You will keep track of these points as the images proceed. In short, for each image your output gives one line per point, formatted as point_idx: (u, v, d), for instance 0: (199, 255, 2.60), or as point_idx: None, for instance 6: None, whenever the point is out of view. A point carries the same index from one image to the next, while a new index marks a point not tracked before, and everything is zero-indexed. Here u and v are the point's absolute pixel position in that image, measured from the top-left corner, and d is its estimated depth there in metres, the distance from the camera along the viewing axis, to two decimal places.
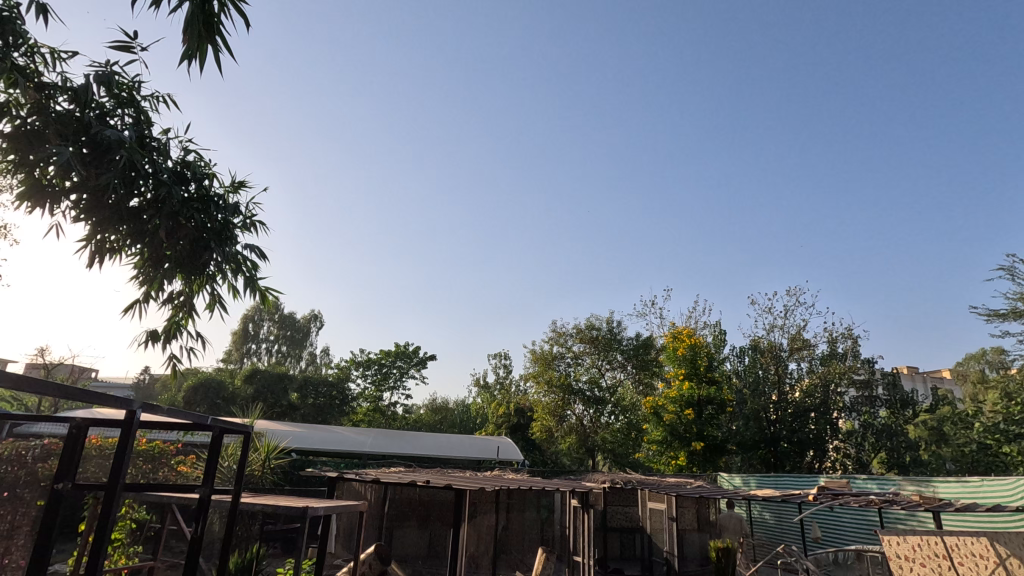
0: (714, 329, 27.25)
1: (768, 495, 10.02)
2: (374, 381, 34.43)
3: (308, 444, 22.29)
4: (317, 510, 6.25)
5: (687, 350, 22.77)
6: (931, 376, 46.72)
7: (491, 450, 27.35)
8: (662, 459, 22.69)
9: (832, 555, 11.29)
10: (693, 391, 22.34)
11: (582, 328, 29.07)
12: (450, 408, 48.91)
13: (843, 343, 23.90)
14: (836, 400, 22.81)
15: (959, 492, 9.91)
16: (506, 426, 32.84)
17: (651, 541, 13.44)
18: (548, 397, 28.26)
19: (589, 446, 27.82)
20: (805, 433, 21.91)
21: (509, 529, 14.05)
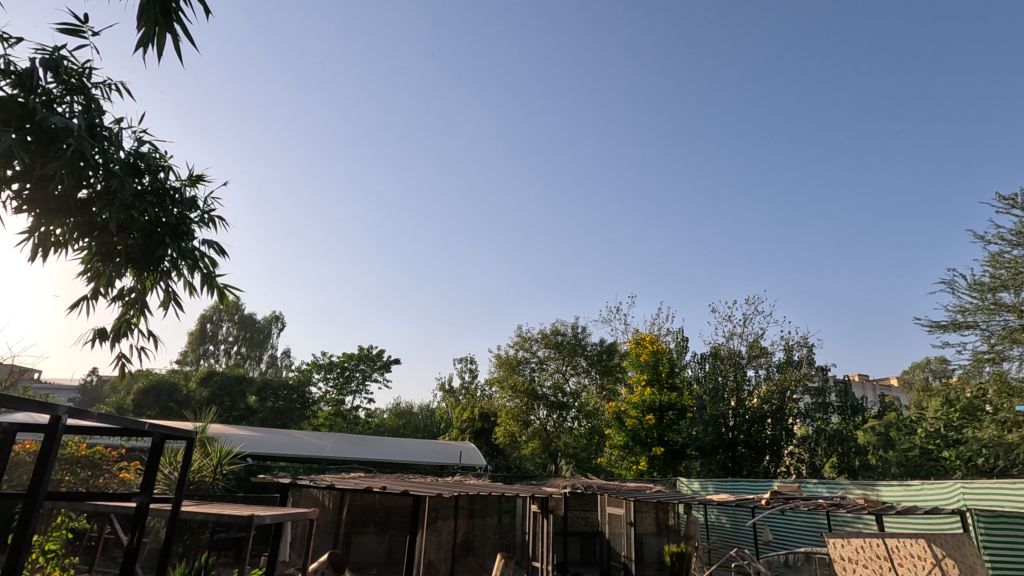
0: (676, 336, 27.81)
1: (723, 500, 10.21)
2: (336, 385, 33.77)
3: (264, 449, 21.67)
4: (264, 519, 6.01)
5: (649, 356, 23.17)
6: (881, 384, 48.60)
7: (454, 455, 27.14)
8: (624, 463, 22.94)
9: (784, 558, 11.53)
10: (655, 396, 22.62)
11: (548, 333, 29.27)
12: (416, 412, 48.42)
13: (799, 351, 24.73)
14: (792, 406, 23.53)
15: (901, 496, 10.32)
16: (471, 431, 32.84)
17: (609, 546, 13.56)
18: (512, 402, 28.30)
19: (552, 451, 27.91)
20: (762, 438, 22.51)
21: (470, 535, 13.86)
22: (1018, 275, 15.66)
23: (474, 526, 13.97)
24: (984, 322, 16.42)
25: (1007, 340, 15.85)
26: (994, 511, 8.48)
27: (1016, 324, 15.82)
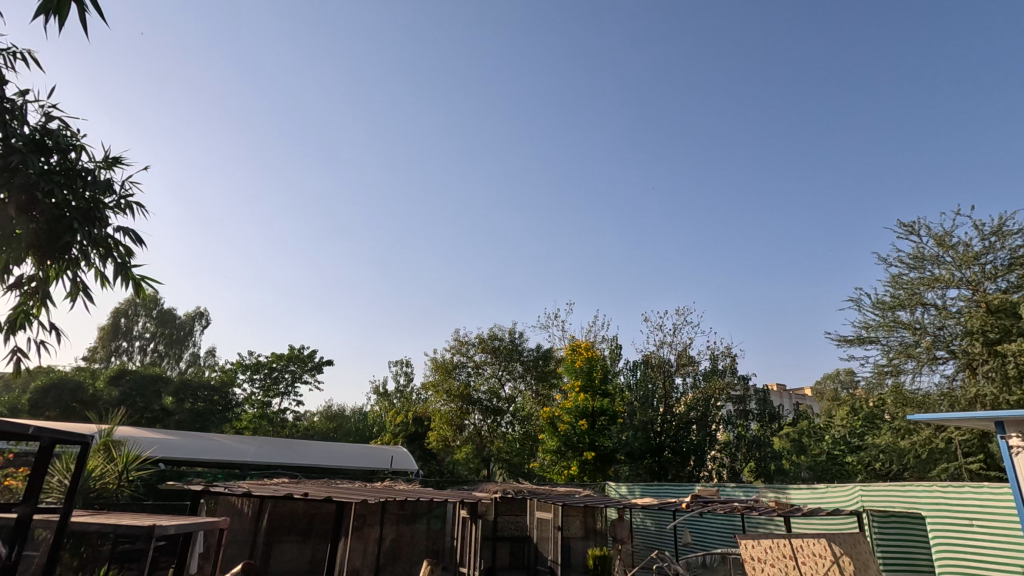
0: (611, 343, 28.50)
1: (647, 503, 10.50)
2: (262, 386, 32.22)
3: (178, 453, 20.31)
4: (166, 529, 5.61)
5: (584, 362, 23.59)
6: (797, 394, 51.83)
7: (385, 459, 26.51)
8: (556, 468, 23.20)
9: (701, 559, 12.12)
10: (588, 402, 23.12)
11: (485, 337, 29.27)
12: (348, 416, 47.00)
13: (723, 360, 26.00)
14: (716, 413, 24.61)
15: (808, 498, 11.01)
16: (403, 435, 32.27)
17: (537, 551, 13.69)
18: (446, 406, 28.02)
19: (485, 455, 27.88)
20: (687, 444, 23.36)
21: (399, 542, 13.52)
22: (913, 295, 17.21)
23: (402, 533, 13.66)
24: (884, 338, 17.88)
25: (903, 354, 17.36)
26: (886, 512, 9.21)
27: (911, 340, 17.37)
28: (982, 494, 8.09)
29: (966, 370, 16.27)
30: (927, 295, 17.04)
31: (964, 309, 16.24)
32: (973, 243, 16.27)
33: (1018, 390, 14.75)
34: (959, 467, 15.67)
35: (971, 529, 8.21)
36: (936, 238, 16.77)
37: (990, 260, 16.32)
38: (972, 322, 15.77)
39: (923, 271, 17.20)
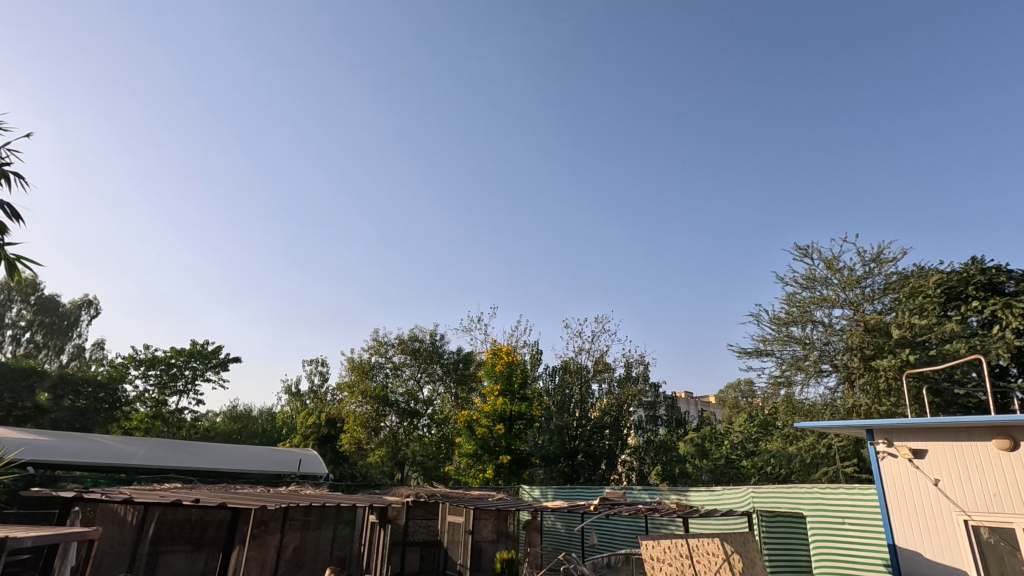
0: (532, 348, 28.90)
1: (557, 506, 10.66)
2: (157, 383, 29.68)
3: (51, 456, 18.27)
4: (22, 540, 4.97)
5: (504, 366, 23.71)
6: (700, 400, 54.94)
7: (293, 462, 25.19)
8: (471, 471, 23.05)
9: (606, 559, 12.47)
10: (506, 406, 23.27)
11: (405, 338, 28.76)
12: (254, 416, 44.36)
13: (636, 368, 27.09)
14: (627, 418, 25.65)
15: (706, 500, 11.65)
16: (314, 437, 31.00)
17: (446, 555, 13.58)
18: (362, 408, 27.16)
19: (399, 459, 27.30)
20: (599, 448, 24.02)
21: (303, 549, 12.86)
22: (805, 312, 18.81)
23: (307, 542, 13.02)
24: (778, 351, 19.38)
25: (793, 366, 18.90)
26: (773, 512, 9.91)
27: (801, 354, 18.96)
28: (855, 494, 8.93)
29: (846, 382, 17.96)
30: (816, 313, 18.69)
31: (846, 327, 17.97)
32: (856, 268, 18.06)
33: (887, 401, 16.47)
34: (836, 470, 17.27)
35: (844, 527, 9.02)
36: (825, 262, 18.45)
37: (869, 284, 18.19)
38: (852, 339, 17.50)
39: (814, 291, 18.86)
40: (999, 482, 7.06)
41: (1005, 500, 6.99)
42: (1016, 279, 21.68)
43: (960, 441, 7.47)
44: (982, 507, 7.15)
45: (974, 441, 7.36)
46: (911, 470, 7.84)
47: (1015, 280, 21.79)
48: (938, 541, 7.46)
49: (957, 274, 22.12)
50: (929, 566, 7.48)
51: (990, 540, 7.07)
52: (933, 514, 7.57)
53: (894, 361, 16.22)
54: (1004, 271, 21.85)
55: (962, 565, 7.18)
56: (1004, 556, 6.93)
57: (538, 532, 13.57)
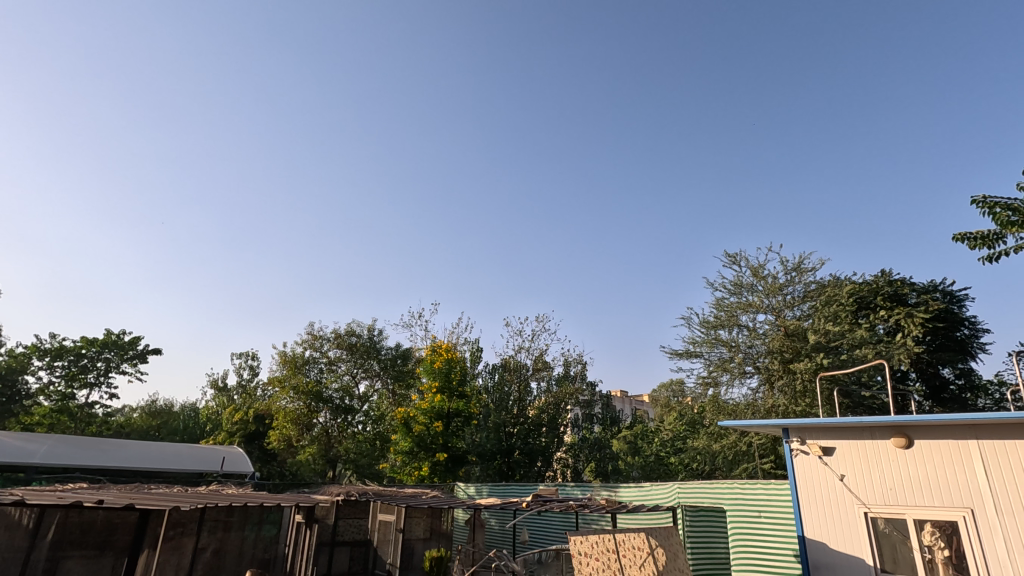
0: (472, 345, 28.82)
1: (490, 503, 10.61)
2: (64, 375, 27.33)
3: None
4: None
5: (443, 363, 23.45)
6: (635, 400, 56.59)
7: (215, 460, 23.88)
8: (406, 469, 22.72)
9: (536, 555, 12.62)
10: (444, 404, 23.12)
11: (341, 333, 28.00)
12: (175, 411, 41.80)
13: (574, 367, 27.59)
14: (565, 416, 26.11)
15: (635, 496, 12.02)
16: (240, 434, 29.65)
17: (376, 554, 13.30)
18: (293, 404, 26.18)
19: (331, 457, 26.34)
20: (536, 445, 24.26)
21: (223, 552, 12.22)
22: (732, 316, 19.78)
23: (229, 543, 12.42)
24: (706, 352, 20.19)
25: (719, 368, 19.64)
26: (696, 506, 10.32)
27: (726, 356, 19.75)
28: (770, 489, 9.45)
29: (766, 383, 18.87)
30: (741, 317, 19.69)
31: (768, 331, 19.04)
32: (779, 276, 19.17)
33: (802, 401, 17.72)
34: (755, 466, 18.35)
35: (759, 520, 9.53)
36: (752, 269, 19.45)
37: (790, 291, 19.33)
38: (773, 342, 18.59)
39: (740, 296, 19.85)
40: (895, 477, 7.70)
41: (899, 493, 7.62)
42: (918, 291, 23.61)
43: (864, 440, 8.07)
44: (881, 499, 7.75)
45: (877, 439, 7.96)
46: (821, 466, 8.38)
47: (917, 292, 23.73)
48: (842, 532, 8.01)
49: (867, 284, 23.92)
50: (832, 555, 8.02)
51: (886, 530, 7.68)
52: (838, 506, 8.12)
53: (810, 364, 17.47)
54: (908, 283, 23.73)
55: (861, 554, 7.75)
56: (897, 544, 7.56)
57: (481, 529, 13.84)
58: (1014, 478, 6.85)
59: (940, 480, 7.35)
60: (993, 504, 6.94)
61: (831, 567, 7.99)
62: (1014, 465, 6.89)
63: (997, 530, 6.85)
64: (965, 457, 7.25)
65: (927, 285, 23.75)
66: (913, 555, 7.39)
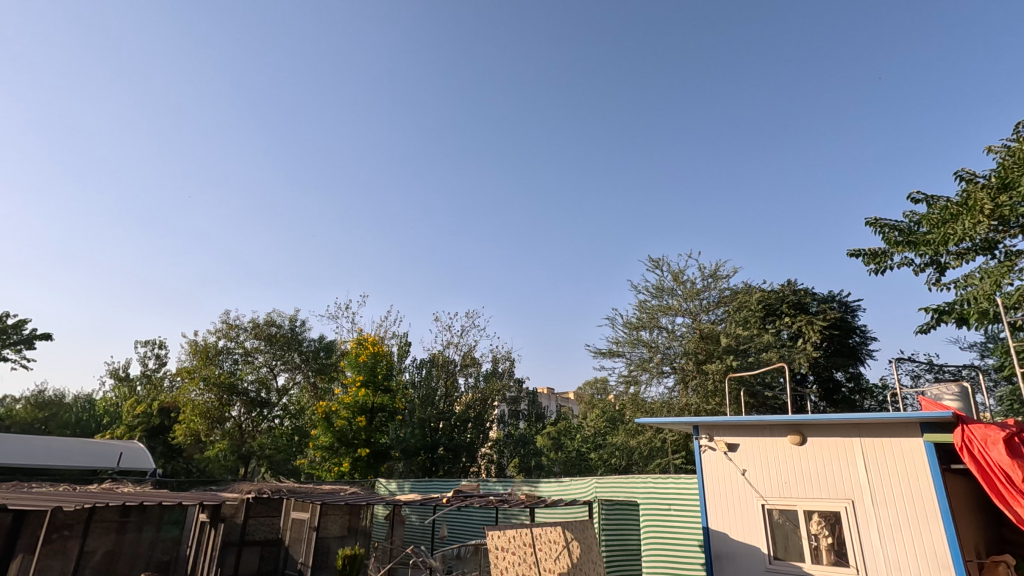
0: (400, 339, 28.32)
1: (410, 499, 10.46)
2: None
3: None
4: None
5: (368, 357, 22.86)
6: (560, 396, 57.60)
7: (111, 457, 21.99)
8: (325, 465, 21.97)
9: (455, 551, 12.68)
10: (368, 398, 22.56)
11: (260, 322, 26.63)
12: (67, 403, 38.09)
13: (503, 363, 27.80)
14: (491, 412, 26.26)
15: (554, 491, 12.30)
16: (141, 428, 27.55)
17: (288, 554, 12.83)
18: (203, 397, 24.65)
19: (244, 453, 24.97)
20: (460, 441, 24.15)
21: (115, 555, 11.30)
22: (652, 319, 20.66)
23: (123, 545, 11.52)
24: (628, 352, 20.91)
25: (639, 367, 20.39)
26: (611, 500, 10.72)
27: (646, 356, 20.52)
28: (680, 483, 9.99)
29: (681, 382, 19.83)
30: (661, 320, 20.60)
31: (685, 333, 20.05)
32: (697, 282, 20.24)
33: (713, 400, 18.84)
34: (668, 462, 19.35)
35: (670, 511, 10.01)
36: (673, 274, 20.38)
37: (706, 296, 20.44)
38: (689, 344, 19.61)
39: (661, 300, 20.76)
40: (788, 470, 8.35)
41: (792, 486, 8.27)
42: (819, 300, 25.58)
43: (763, 436, 8.69)
44: (776, 492, 8.36)
45: (775, 436, 8.60)
46: (726, 461, 8.94)
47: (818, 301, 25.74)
48: (741, 522, 8.57)
49: (775, 293, 25.69)
50: (731, 545, 8.54)
51: (779, 520, 8.30)
52: (740, 499, 8.67)
53: (721, 365, 18.73)
54: (810, 293, 25.69)
55: (757, 543, 8.33)
56: (789, 533, 8.19)
57: (401, 525, 13.68)
58: (888, 472, 7.63)
59: (827, 474, 8.05)
60: (870, 495, 7.69)
61: (731, 557, 8.47)
62: (889, 460, 7.67)
63: (873, 519, 7.60)
64: (848, 453, 7.98)
65: (827, 295, 25.80)
66: (802, 542, 8.04)
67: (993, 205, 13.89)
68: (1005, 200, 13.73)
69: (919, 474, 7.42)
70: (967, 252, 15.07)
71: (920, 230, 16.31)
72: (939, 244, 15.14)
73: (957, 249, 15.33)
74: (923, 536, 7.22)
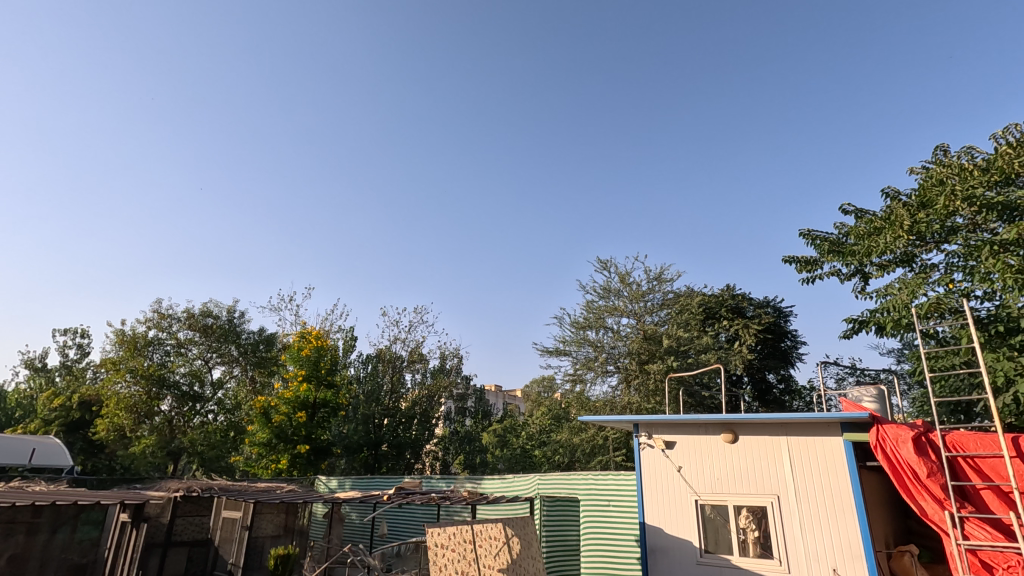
0: (346, 333, 27.67)
1: (349, 497, 10.21)
2: None
3: None
4: None
5: (311, 351, 22.17)
6: (508, 395, 57.82)
7: (23, 453, 20.42)
8: (261, 462, 21.18)
9: (394, 548, 12.55)
10: (310, 393, 21.90)
11: (195, 313, 25.37)
12: None
13: (451, 360, 27.67)
14: (437, 409, 26.10)
15: (497, 487, 12.36)
16: (58, 423, 25.73)
17: (217, 554, 12.35)
18: (130, 389, 23.26)
19: (173, 449, 23.71)
20: (405, 438, 23.83)
21: (21, 560, 10.49)
22: (599, 319, 21.06)
23: (32, 548, 10.70)
24: (575, 351, 21.23)
25: (585, 366, 20.74)
26: (553, 497, 10.87)
27: (592, 355, 20.88)
28: (619, 480, 10.26)
29: (623, 382, 20.31)
30: (607, 320, 21.02)
31: (629, 334, 20.57)
32: (642, 284, 20.79)
33: (653, 399, 19.44)
34: (609, 459, 19.83)
35: (608, 508, 10.25)
36: (620, 275, 20.85)
37: (650, 298, 21.03)
38: (633, 344, 20.13)
39: (608, 300, 21.20)
40: (721, 467, 8.71)
41: (723, 482, 8.63)
42: (755, 305, 26.82)
43: (699, 435, 9.04)
44: (709, 488, 8.70)
45: (709, 435, 8.96)
46: (663, 458, 9.22)
47: (755, 306, 26.98)
48: (675, 516, 8.87)
49: (716, 297, 26.72)
50: (665, 540, 8.81)
51: (711, 514, 8.66)
52: (675, 495, 8.97)
53: (662, 365, 19.38)
54: (748, 298, 26.90)
55: (690, 537, 8.64)
56: (719, 527, 8.56)
57: (339, 523, 13.38)
58: (810, 469, 8.09)
59: (755, 471, 8.45)
60: (794, 492, 8.12)
61: (665, 551, 8.75)
62: (812, 458, 8.13)
63: (795, 513, 8.04)
64: (775, 450, 8.41)
65: (763, 300, 27.07)
66: (731, 536, 8.42)
67: (913, 221, 14.96)
68: (923, 217, 14.81)
69: (838, 471, 7.90)
70: (889, 263, 16.06)
71: (848, 242, 17.35)
72: (864, 255, 16.14)
73: (880, 260, 16.35)
74: (840, 529, 7.70)
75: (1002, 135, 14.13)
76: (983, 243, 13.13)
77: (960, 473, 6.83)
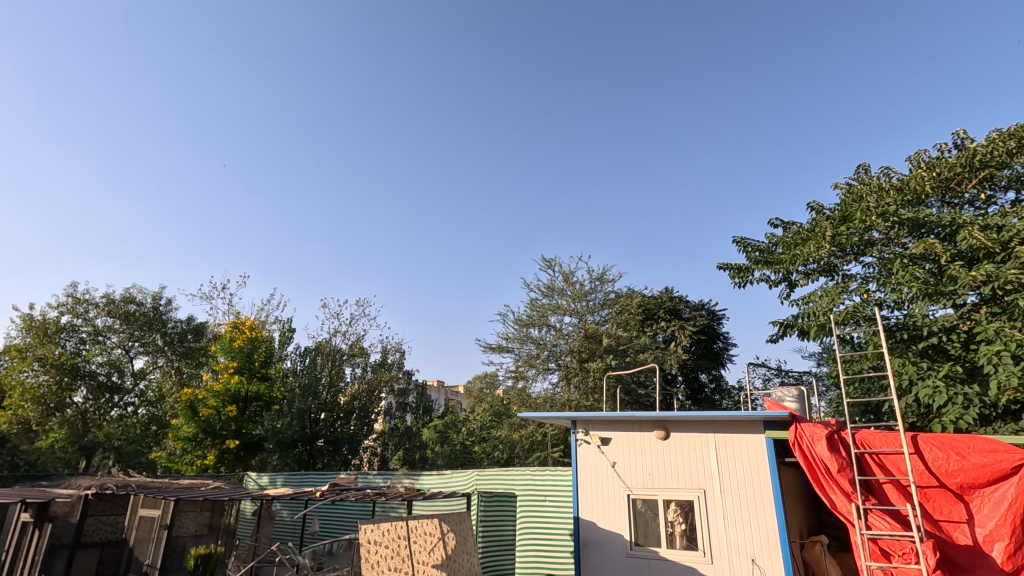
0: (282, 325, 26.71)
1: (279, 494, 9.70)
2: None
3: None
4: None
5: (244, 342, 21.23)
6: (450, 391, 57.58)
7: None
8: (186, 458, 20.11)
9: (327, 547, 12.27)
10: (241, 386, 20.95)
11: (116, 299, 23.76)
12: None
13: (392, 354, 27.26)
14: (377, 403, 25.66)
15: (434, 483, 12.29)
16: None
17: (132, 555, 11.69)
18: (38, 379, 21.51)
19: (87, 444, 22.10)
20: (342, 433, 23.26)
21: None
22: (542, 316, 21.30)
23: None
24: (517, 348, 21.38)
25: (527, 363, 20.93)
26: (490, 493, 10.90)
27: (534, 353, 21.12)
28: (556, 476, 10.43)
29: (564, 379, 20.65)
30: (550, 318, 21.31)
31: (570, 332, 20.93)
32: (585, 284, 21.20)
33: (591, 397, 19.91)
34: (547, 455, 20.11)
35: (545, 503, 10.39)
36: (564, 275, 21.18)
37: (592, 298, 21.47)
38: (574, 343, 20.51)
39: (551, 299, 21.49)
40: (652, 463, 9.03)
41: (654, 477, 8.95)
42: (691, 308, 27.95)
43: (633, 432, 9.32)
44: (640, 483, 9.00)
45: (643, 432, 9.26)
46: (598, 454, 9.45)
47: (691, 308, 28.10)
48: (608, 511, 9.11)
49: (654, 298, 27.64)
50: (598, 533, 9.04)
51: (641, 508, 8.95)
52: (608, 490, 9.21)
53: (601, 364, 19.85)
54: (684, 300, 27.98)
55: (621, 530, 8.90)
56: (649, 521, 8.86)
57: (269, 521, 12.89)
58: (734, 465, 8.52)
59: (684, 466, 8.81)
60: (719, 486, 8.53)
61: (597, 544, 8.97)
62: (736, 455, 8.56)
63: (719, 506, 8.45)
64: (703, 447, 8.80)
65: (698, 303, 28.23)
66: (659, 529, 8.74)
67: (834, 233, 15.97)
68: (844, 230, 15.83)
69: (759, 466, 8.37)
70: (812, 272, 17.04)
71: (777, 250, 18.34)
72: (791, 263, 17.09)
73: (805, 269, 17.31)
74: (759, 521, 8.16)
75: (915, 158, 15.35)
76: (895, 256, 14.19)
77: (865, 468, 7.38)
